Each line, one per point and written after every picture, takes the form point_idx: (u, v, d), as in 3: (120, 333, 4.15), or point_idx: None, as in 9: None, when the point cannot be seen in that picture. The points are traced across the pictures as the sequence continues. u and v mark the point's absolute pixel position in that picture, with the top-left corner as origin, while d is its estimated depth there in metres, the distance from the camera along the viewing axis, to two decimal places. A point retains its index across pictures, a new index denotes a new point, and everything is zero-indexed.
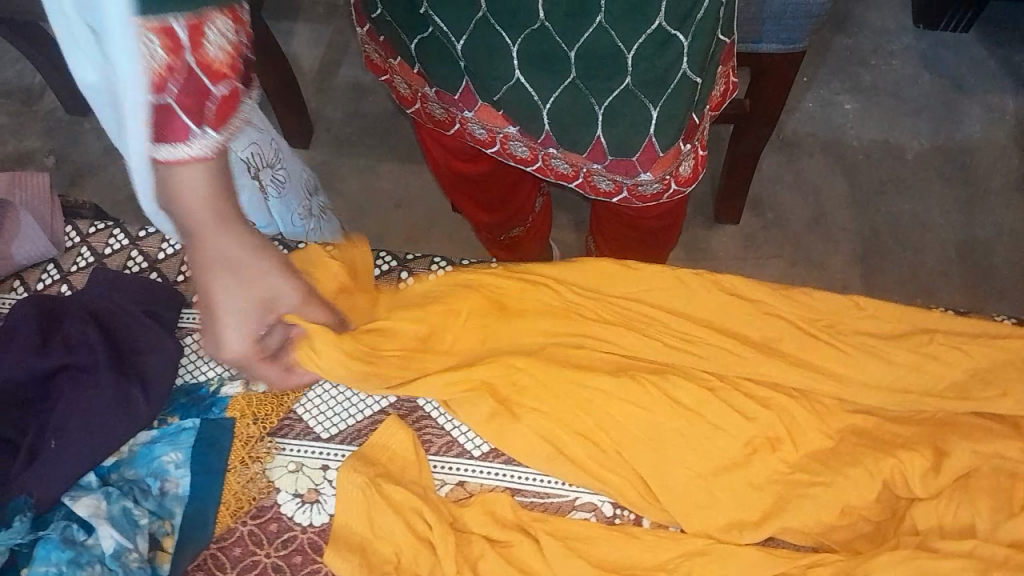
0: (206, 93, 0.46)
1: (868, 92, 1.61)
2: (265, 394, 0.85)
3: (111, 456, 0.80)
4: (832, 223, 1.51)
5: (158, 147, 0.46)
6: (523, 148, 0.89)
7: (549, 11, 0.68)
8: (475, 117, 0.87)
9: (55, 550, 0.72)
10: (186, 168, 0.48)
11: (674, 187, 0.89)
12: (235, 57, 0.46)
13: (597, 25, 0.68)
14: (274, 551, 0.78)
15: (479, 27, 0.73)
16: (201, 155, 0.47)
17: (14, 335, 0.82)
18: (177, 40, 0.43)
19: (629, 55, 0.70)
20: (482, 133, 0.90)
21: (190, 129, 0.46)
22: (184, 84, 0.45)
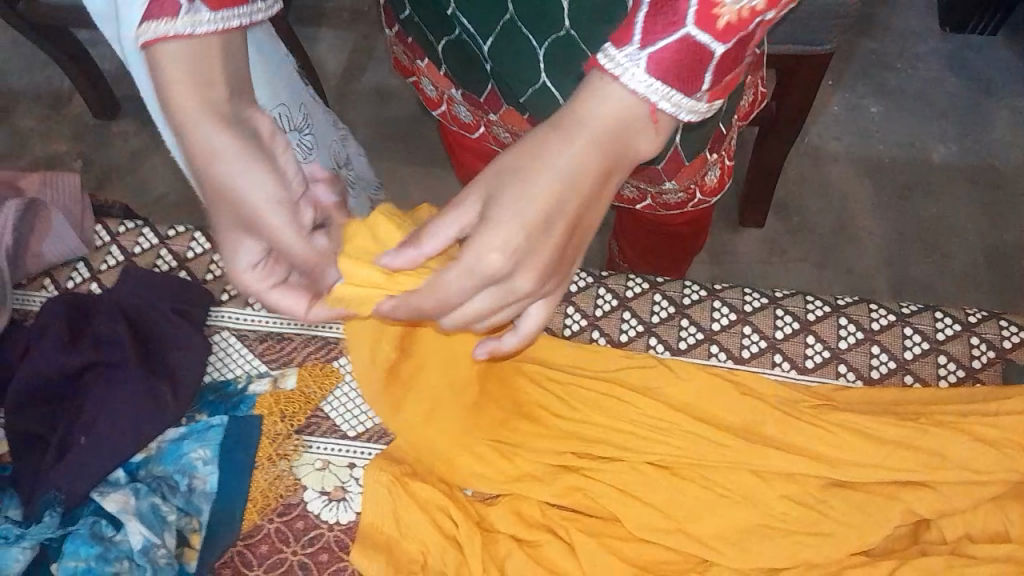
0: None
1: (893, 96, 1.59)
2: (293, 391, 0.83)
3: (140, 452, 0.80)
4: (858, 227, 1.50)
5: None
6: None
7: (573, 19, 0.66)
8: (501, 120, 0.87)
9: (83, 546, 0.72)
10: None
11: (700, 197, 0.89)
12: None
13: None
14: (300, 549, 0.78)
15: (505, 30, 0.71)
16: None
17: (45, 332, 0.82)
18: None
19: None
20: (507, 136, 0.90)
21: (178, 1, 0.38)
22: None
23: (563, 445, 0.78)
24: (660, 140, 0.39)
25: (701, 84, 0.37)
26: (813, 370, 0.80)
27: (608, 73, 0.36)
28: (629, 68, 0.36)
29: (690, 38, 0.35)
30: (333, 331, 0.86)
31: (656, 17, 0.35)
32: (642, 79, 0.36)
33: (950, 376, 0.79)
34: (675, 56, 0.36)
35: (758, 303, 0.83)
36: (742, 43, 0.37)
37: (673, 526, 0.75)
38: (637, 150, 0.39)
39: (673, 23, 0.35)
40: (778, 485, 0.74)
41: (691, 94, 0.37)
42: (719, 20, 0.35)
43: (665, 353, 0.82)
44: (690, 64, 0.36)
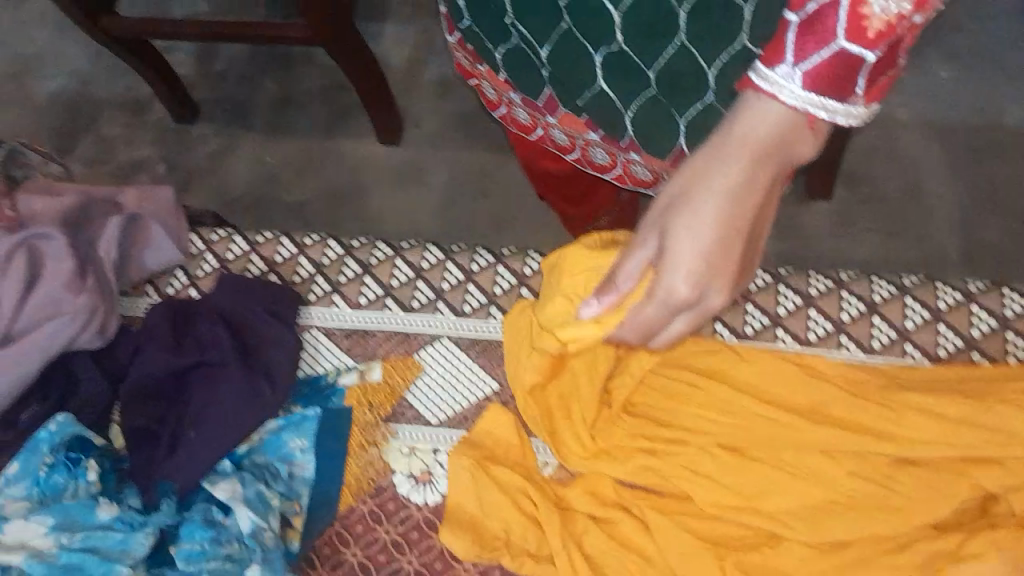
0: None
1: (963, 59, 1.56)
2: (378, 383, 0.89)
3: (244, 443, 0.86)
4: (928, 195, 1.48)
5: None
6: (604, 155, 0.92)
7: (626, 33, 0.66)
8: (559, 123, 0.89)
9: (198, 530, 0.81)
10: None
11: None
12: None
13: (676, 44, 0.66)
14: (392, 528, 0.83)
15: (560, 40, 0.70)
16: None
17: (151, 335, 0.90)
18: None
19: (711, 74, 0.68)
20: (564, 139, 0.93)
21: None
22: None
23: (636, 429, 0.82)
24: (820, 139, 0.51)
25: (854, 87, 0.48)
26: (880, 350, 0.82)
27: (768, 92, 0.49)
28: (786, 83, 0.48)
29: (841, 50, 0.46)
30: (411, 326, 0.92)
31: (809, 42, 0.47)
32: (798, 92, 0.48)
33: (1019, 351, 0.80)
34: (830, 66, 0.47)
35: (823, 287, 0.85)
36: (894, 46, 0.47)
37: (744, 503, 0.77)
38: (796, 154, 0.51)
39: (824, 42, 0.46)
40: (848, 463, 0.76)
41: (842, 96, 0.48)
42: (867, 31, 0.45)
43: (732, 337, 0.84)
44: (841, 72, 0.47)
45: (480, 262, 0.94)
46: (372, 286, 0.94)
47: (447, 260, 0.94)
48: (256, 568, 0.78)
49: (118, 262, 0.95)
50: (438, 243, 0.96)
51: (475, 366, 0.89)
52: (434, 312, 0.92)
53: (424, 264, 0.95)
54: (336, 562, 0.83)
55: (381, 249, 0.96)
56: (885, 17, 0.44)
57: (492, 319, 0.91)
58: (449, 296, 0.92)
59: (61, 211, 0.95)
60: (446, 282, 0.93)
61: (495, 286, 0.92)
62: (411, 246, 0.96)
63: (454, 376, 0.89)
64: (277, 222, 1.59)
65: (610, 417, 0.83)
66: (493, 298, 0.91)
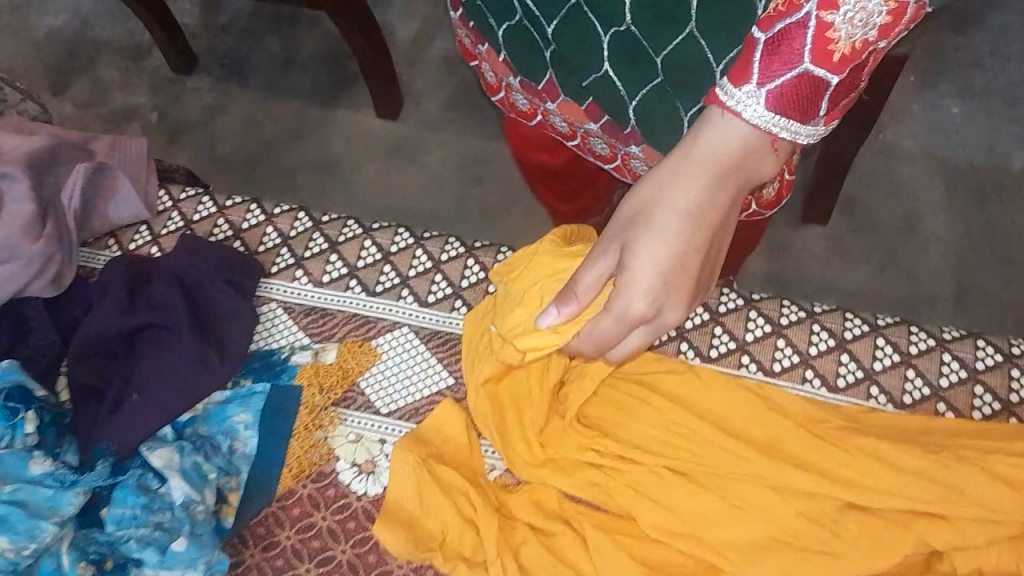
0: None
1: (977, 97, 1.54)
2: (332, 364, 0.87)
3: (189, 411, 0.85)
4: (925, 232, 1.46)
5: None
6: (604, 145, 0.87)
7: (635, 19, 0.65)
8: (559, 110, 0.85)
9: (131, 495, 0.78)
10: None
11: (754, 210, 0.84)
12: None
13: (687, 33, 0.64)
14: (328, 515, 0.81)
15: (567, 21, 0.69)
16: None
17: (107, 292, 0.87)
18: None
19: (718, 67, 0.66)
20: (565, 125, 0.89)
21: None
22: None
23: (588, 442, 0.79)
24: (779, 158, 0.55)
25: (814, 109, 0.51)
26: (844, 389, 0.79)
27: (729, 110, 0.52)
28: (751, 102, 0.51)
29: (807, 72, 0.49)
30: (372, 310, 0.89)
31: (777, 63, 0.49)
32: (761, 111, 0.51)
33: (986, 407, 0.77)
34: (796, 87, 0.50)
35: (794, 317, 0.83)
36: (856, 69, 0.50)
37: (687, 531, 0.76)
38: (755, 173, 0.54)
39: (791, 64, 0.49)
40: (796, 501, 0.74)
41: (803, 118, 0.52)
42: (834, 56, 0.48)
43: (696, 358, 0.82)
44: (804, 94, 0.50)
45: (450, 252, 0.91)
46: (338, 265, 0.92)
47: (416, 246, 0.92)
48: (182, 542, 0.76)
49: (80, 209, 0.94)
50: (409, 227, 0.94)
51: (432, 357, 0.87)
52: (398, 297, 0.90)
53: (393, 247, 0.92)
54: (270, 544, 0.81)
55: (351, 226, 0.94)
56: (849, 43, 0.48)
57: (457, 311, 0.88)
58: (416, 282, 0.90)
59: (31, 151, 0.92)
60: (413, 268, 0.91)
61: (463, 278, 0.90)
62: (381, 227, 0.94)
63: (408, 367, 0.87)
64: (264, 186, 1.56)
65: (560, 428, 0.80)
66: (461, 288, 0.89)
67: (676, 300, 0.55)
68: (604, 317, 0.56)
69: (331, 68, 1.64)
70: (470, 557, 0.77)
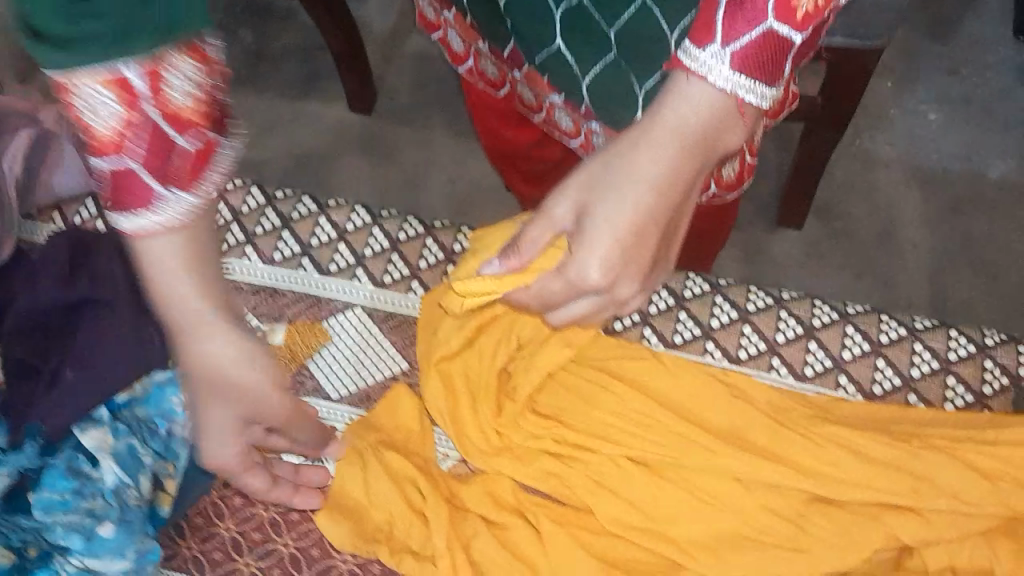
0: (173, 147, 0.39)
1: (955, 103, 1.52)
2: (280, 347, 0.83)
3: (124, 392, 0.80)
4: (901, 238, 1.44)
5: (128, 217, 0.40)
6: (569, 121, 0.84)
7: None
8: (524, 78, 0.83)
9: (61, 480, 0.74)
10: (163, 239, 0.42)
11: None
12: (208, 106, 0.39)
13: (638, 4, 0.63)
14: (271, 506, 0.77)
15: None
16: (176, 221, 0.41)
17: (45, 266, 0.84)
18: (132, 91, 0.36)
19: (672, 39, 0.64)
20: (531, 98, 0.86)
21: (153, 192, 0.40)
22: (146, 142, 0.38)
23: (544, 431, 0.75)
24: (751, 125, 0.50)
25: (781, 71, 0.47)
26: (812, 378, 0.77)
27: (696, 74, 0.47)
28: (716, 64, 0.46)
29: (773, 30, 0.45)
30: (326, 289, 0.86)
31: (740, 22, 0.45)
32: (728, 73, 0.46)
33: (958, 399, 0.75)
34: (762, 47, 0.46)
35: (761, 303, 0.80)
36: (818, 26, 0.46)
37: (647, 524, 0.72)
38: (725, 143, 0.50)
39: (755, 22, 0.45)
40: (760, 495, 0.71)
41: (771, 79, 0.47)
42: (798, 12, 0.44)
43: (659, 344, 0.79)
44: (771, 54, 0.46)
45: (408, 232, 0.89)
46: (291, 243, 0.89)
47: (373, 225, 0.90)
48: (111, 527, 0.71)
49: (23, 177, 0.92)
50: (367, 206, 0.91)
51: (385, 341, 0.83)
52: (352, 278, 0.87)
53: (349, 226, 0.90)
54: (208, 534, 0.78)
55: (307, 203, 0.91)
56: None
57: (411, 292, 0.86)
58: (371, 262, 0.87)
59: None
60: (369, 248, 0.88)
61: (420, 258, 0.87)
62: (338, 206, 0.91)
63: (361, 352, 0.83)
64: None
65: (511, 417, 0.76)
66: (416, 270, 0.87)
67: (629, 272, 0.51)
68: (554, 279, 0.53)
69: (304, 61, 1.60)
70: (418, 552, 0.73)
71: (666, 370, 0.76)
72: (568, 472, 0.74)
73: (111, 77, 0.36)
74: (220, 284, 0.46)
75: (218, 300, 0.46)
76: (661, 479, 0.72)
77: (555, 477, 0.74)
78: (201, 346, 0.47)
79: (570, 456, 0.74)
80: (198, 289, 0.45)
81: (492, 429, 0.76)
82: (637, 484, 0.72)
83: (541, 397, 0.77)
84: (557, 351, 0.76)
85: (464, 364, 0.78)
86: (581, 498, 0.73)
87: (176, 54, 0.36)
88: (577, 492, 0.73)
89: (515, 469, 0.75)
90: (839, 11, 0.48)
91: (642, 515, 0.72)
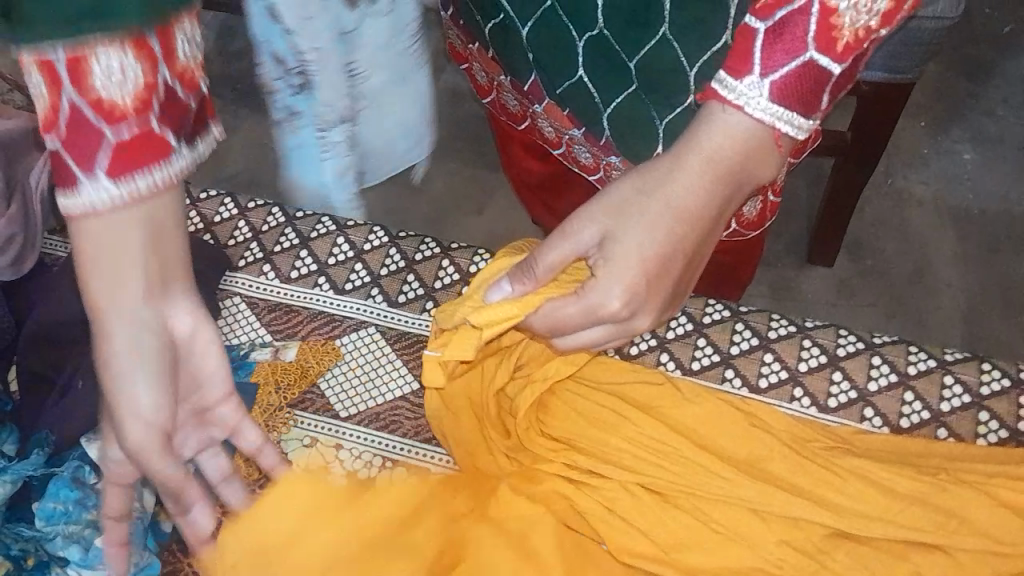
0: (91, 131, 0.48)
1: (992, 144, 1.48)
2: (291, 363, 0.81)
3: None
4: (934, 278, 1.40)
5: (58, 192, 0.50)
6: (587, 155, 0.80)
7: (608, 18, 0.62)
8: (544, 113, 0.79)
9: (64, 489, 0.72)
10: (89, 220, 0.51)
11: (735, 229, 0.81)
12: (140, 99, 0.48)
13: (660, 37, 0.61)
14: None
15: (546, 14, 0.66)
16: (96, 207, 0.50)
17: (65, 276, 0.84)
18: (57, 74, 0.46)
19: (692, 73, 0.62)
20: (550, 132, 0.82)
21: (77, 177, 0.49)
22: (69, 122, 0.48)
23: (554, 458, 0.73)
24: (783, 159, 0.52)
25: (817, 103, 0.49)
26: (835, 410, 0.73)
27: (734, 104, 0.49)
28: (753, 94, 0.48)
29: (812, 61, 0.47)
30: (339, 308, 0.85)
31: (779, 52, 0.47)
32: (765, 104, 0.48)
33: (990, 435, 0.71)
34: (802, 78, 0.48)
35: (783, 331, 0.77)
36: (855, 61, 0.48)
37: (658, 554, 0.69)
38: (755, 176, 0.51)
39: (794, 53, 0.47)
40: (779, 528, 0.68)
41: (807, 111, 0.49)
42: (838, 43, 0.46)
43: (676, 371, 0.76)
44: (808, 85, 0.48)
45: (425, 252, 0.87)
46: (307, 261, 0.87)
47: (390, 245, 0.88)
48: None
49: (49, 192, 0.91)
50: (386, 226, 0.89)
51: (396, 360, 0.81)
52: (366, 297, 0.85)
53: (366, 246, 0.88)
54: None
55: (325, 221, 0.88)
56: (856, 29, 0.46)
57: (426, 313, 0.84)
58: (387, 281, 0.86)
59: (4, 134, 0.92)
60: (385, 266, 0.86)
61: (436, 280, 0.86)
62: (355, 225, 0.89)
63: (370, 370, 0.81)
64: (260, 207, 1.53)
65: (519, 442, 0.74)
66: (432, 290, 0.85)
67: (650, 301, 0.53)
68: (571, 304, 0.54)
69: None
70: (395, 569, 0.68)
71: (678, 399, 0.74)
72: (578, 498, 0.71)
73: (40, 58, 0.45)
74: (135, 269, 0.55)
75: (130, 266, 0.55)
76: (673, 508, 0.70)
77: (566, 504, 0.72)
78: (123, 349, 0.57)
79: (580, 482, 0.72)
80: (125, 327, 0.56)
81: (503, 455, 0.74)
82: (647, 514, 0.70)
83: (552, 424, 0.74)
84: (558, 368, 0.74)
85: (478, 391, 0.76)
86: (590, 523, 0.71)
87: (111, 45, 0.45)
88: (586, 518, 0.71)
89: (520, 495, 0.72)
90: (872, 49, 0.50)
91: (654, 544, 0.69)
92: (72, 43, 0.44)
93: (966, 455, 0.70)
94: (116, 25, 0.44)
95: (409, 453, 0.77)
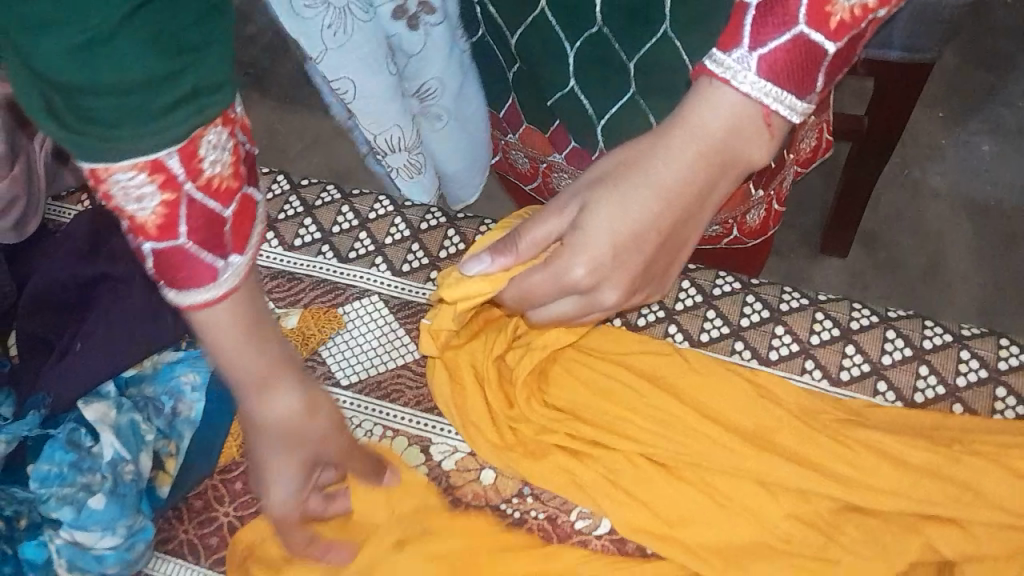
0: (219, 222, 0.46)
1: (1011, 135, 1.45)
2: (292, 330, 0.79)
3: (133, 368, 0.79)
4: (950, 270, 1.37)
5: (182, 291, 0.46)
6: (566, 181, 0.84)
7: (606, 15, 0.61)
8: (519, 142, 0.84)
9: (60, 451, 0.71)
10: (220, 305, 0.47)
11: (736, 234, 0.81)
12: (235, 171, 0.46)
13: (659, 34, 0.60)
14: None
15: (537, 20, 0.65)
16: (229, 288, 0.47)
17: (65, 241, 0.83)
18: (170, 173, 0.43)
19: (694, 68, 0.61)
20: (523, 163, 0.87)
21: (216, 267, 0.46)
22: (188, 217, 0.44)
23: (558, 428, 0.71)
24: (773, 145, 0.49)
25: (811, 81, 0.46)
26: (847, 384, 0.71)
27: (721, 78, 0.46)
28: (741, 69, 0.45)
29: (803, 36, 0.44)
30: (342, 277, 0.83)
31: (770, 25, 0.44)
32: (753, 78, 0.45)
33: (1008, 410, 0.69)
34: (786, 58, 0.45)
35: (795, 304, 0.75)
36: (853, 40, 0.45)
37: (662, 527, 0.67)
38: (744, 156, 0.49)
39: (784, 25, 0.44)
40: (787, 502, 0.66)
41: (800, 91, 0.46)
42: (831, 19, 0.43)
43: (684, 342, 0.74)
44: (800, 62, 0.45)
45: (430, 221, 0.85)
46: (311, 229, 0.86)
47: (395, 214, 0.86)
48: (101, 499, 0.69)
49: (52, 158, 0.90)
50: (391, 195, 0.88)
51: (399, 330, 0.80)
52: (370, 266, 0.83)
53: (371, 215, 0.86)
54: (205, 519, 0.76)
55: (330, 190, 0.88)
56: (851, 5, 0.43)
57: (431, 282, 0.82)
58: (391, 250, 0.84)
59: None
60: (390, 235, 0.85)
61: (441, 249, 0.84)
62: (362, 194, 0.88)
63: (373, 340, 0.79)
64: None
65: (521, 411, 0.72)
66: (436, 259, 0.83)
67: (621, 279, 0.52)
68: (539, 272, 0.54)
69: None
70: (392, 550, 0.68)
71: (685, 372, 0.72)
72: (581, 469, 0.69)
73: (150, 162, 0.42)
74: (251, 337, 0.50)
75: (264, 333, 0.50)
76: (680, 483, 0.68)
77: (569, 473, 0.69)
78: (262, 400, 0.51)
79: (584, 452, 0.70)
80: (264, 363, 0.50)
81: (504, 422, 0.72)
82: (653, 487, 0.68)
83: (556, 390, 0.73)
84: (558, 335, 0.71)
85: (480, 357, 0.75)
86: (593, 494, 0.69)
87: (209, 126, 0.43)
88: (589, 489, 0.69)
89: (523, 465, 0.70)
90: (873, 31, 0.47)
91: (659, 516, 0.67)
92: (178, 141, 0.42)
93: (985, 431, 0.68)
94: (210, 105, 0.42)
95: (413, 423, 0.75)
